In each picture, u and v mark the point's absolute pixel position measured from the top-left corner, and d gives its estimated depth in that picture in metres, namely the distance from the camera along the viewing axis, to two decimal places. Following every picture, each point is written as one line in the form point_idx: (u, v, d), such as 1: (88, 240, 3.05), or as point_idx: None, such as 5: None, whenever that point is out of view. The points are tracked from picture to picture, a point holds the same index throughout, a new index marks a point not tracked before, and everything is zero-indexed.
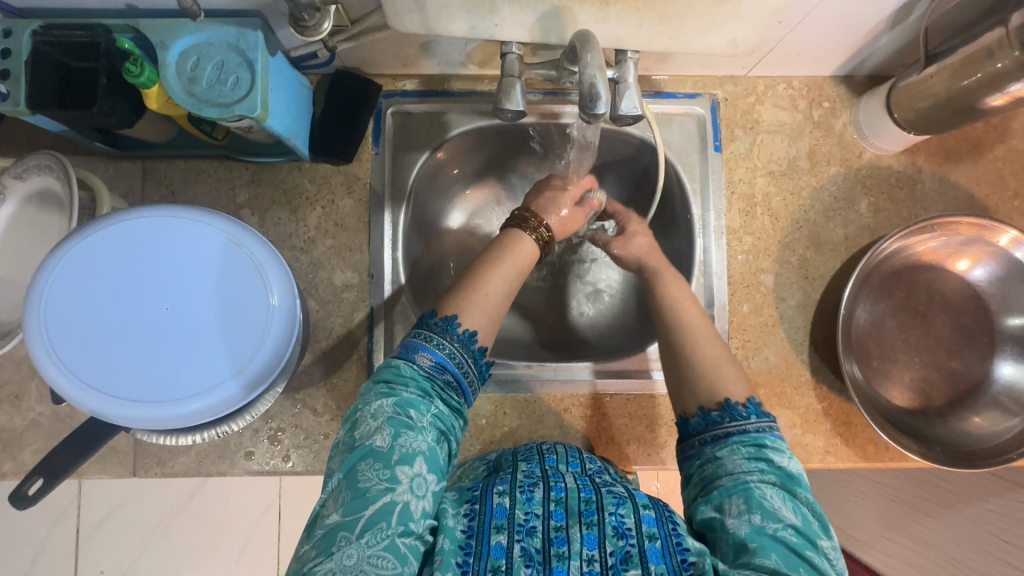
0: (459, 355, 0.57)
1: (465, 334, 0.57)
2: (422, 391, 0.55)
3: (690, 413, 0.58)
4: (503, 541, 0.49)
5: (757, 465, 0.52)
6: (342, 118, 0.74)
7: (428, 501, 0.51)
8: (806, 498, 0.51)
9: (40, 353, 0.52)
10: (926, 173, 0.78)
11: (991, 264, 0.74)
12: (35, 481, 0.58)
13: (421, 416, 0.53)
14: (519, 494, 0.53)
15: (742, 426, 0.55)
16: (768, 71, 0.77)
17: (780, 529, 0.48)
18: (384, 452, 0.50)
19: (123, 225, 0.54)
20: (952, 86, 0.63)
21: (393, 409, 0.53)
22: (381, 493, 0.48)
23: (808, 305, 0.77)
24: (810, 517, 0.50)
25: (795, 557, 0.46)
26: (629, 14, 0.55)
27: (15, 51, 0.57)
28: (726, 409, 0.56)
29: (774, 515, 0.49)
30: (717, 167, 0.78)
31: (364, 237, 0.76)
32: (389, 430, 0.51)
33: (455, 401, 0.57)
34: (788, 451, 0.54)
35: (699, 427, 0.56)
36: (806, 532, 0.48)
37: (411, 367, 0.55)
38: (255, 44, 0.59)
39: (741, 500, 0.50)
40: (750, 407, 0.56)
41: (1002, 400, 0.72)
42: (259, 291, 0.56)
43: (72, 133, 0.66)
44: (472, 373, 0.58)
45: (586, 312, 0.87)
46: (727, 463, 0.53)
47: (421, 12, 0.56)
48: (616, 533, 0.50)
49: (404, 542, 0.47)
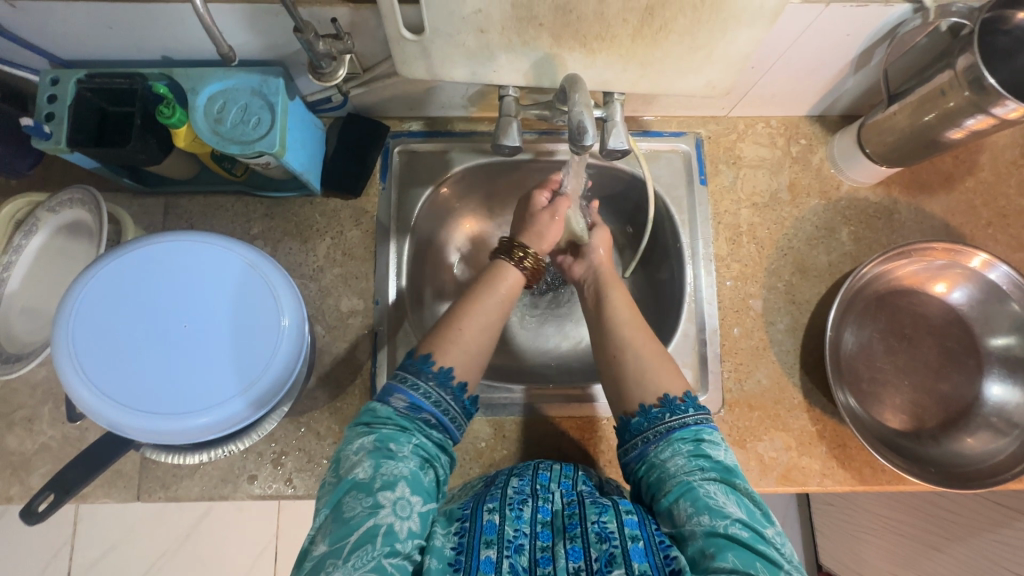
0: (436, 395, 0.58)
1: (439, 372, 0.59)
2: (400, 427, 0.56)
3: (631, 412, 0.59)
4: (492, 556, 0.50)
5: (698, 463, 0.54)
6: (353, 157, 0.80)
7: (414, 522, 0.51)
8: (744, 488, 0.54)
9: (63, 361, 0.56)
10: (901, 204, 0.82)
11: (969, 287, 0.78)
12: (45, 497, 0.63)
13: (402, 447, 0.55)
14: (508, 511, 0.54)
15: (683, 420, 0.57)
16: (747, 111, 0.84)
17: (729, 525, 0.49)
18: (366, 482, 0.51)
19: (152, 246, 0.59)
20: (914, 122, 0.68)
21: (373, 444, 0.54)
22: (365, 518, 0.49)
23: (797, 329, 0.79)
24: (752, 508, 0.52)
25: (748, 551, 0.47)
26: (613, 60, 0.61)
27: (60, 96, 0.63)
28: (666, 404, 0.58)
29: (721, 512, 0.50)
30: (703, 200, 0.83)
31: (370, 266, 0.80)
32: (370, 462, 0.53)
33: (437, 436, 0.58)
34: (723, 444, 0.57)
35: (643, 426, 0.57)
36: (753, 524, 0.50)
37: (387, 408, 0.57)
38: (276, 89, 0.65)
39: (689, 502, 0.52)
40: (687, 400, 0.58)
41: (993, 420, 0.73)
42: (272, 311, 0.59)
43: (103, 169, 0.72)
44: (452, 409, 0.59)
45: (584, 340, 0.90)
46: (670, 465, 0.55)
47: (426, 60, 0.62)
48: (599, 538, 0.51)
49: (390, 562, 0.48)
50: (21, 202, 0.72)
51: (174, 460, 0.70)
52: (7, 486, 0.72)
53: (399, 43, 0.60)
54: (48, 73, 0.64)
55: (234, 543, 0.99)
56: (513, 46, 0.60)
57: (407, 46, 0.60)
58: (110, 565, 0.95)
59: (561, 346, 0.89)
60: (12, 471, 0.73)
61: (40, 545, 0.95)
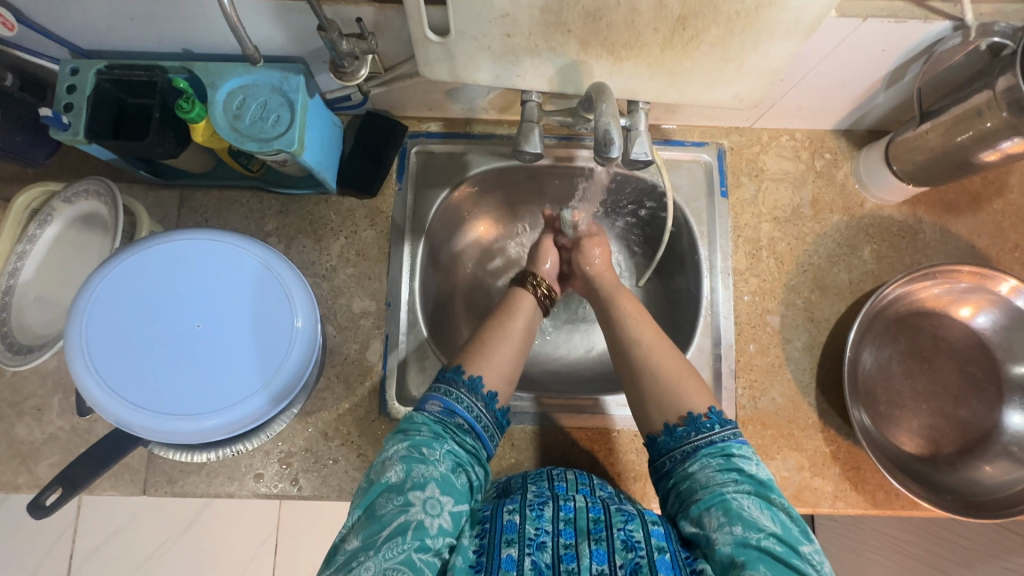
0: (467, 400, 0.59)
1: (471, 380, 0.60)
2: (434, 433, 0.56)
3: (656, 432, 0.59)
4: (514, 555, 0.49)
5: (729, 476, 0.53)
6: (369, 156, 0.79)
7: (445, 520, 0.50)
8: (781, 503, 0.52)
9: (76, 361, 0.55)
10: (926, 223, 0.81)
11: (994, 312, 0.76)
12: (52, 492, 0.63)
13: (434, 451, 0.54)
14: (528, 512, 0.53)
15: (709, 438, 0.56)
16: (772, 123, 0.82)
17: (763, 538, 0.48)
18: (398, 483, 0.52)
19: (164, 246, 0.58)
20: (947, 141, 0.67)
21: (406, 449, 0.54)
22: (396, 515, 0.49)
23: (814, 347, 0.78)
24: (789, 523, 0.50)
25: (781, 566, 0.46)
26: (640, 69, 0.60)
27: (79, 86, 0.62)
28: (691, 422, 0.57)
29: (754, 525, 0.49)
30: (723, 212, 0.82)
31: (383, 267, 0.79)
32: (401, 465, 0.53)
33: (470, 445, 0.58)
34: (755, 459, 0.55)
35: (669, 445, 0.57)
36: (787, 540, 0.48)
37: (422, 415, 0.58)
38: (297, 86, 0.64)
39: (720, 512, 0.51)
40: (712, 417, 0.57)
41: (1012, 449, 0.71)
42: (285, 313, 0.59)
43: (121, 161, 0.71)
44: (485, 418, 0.60)
45: (595, 348, 0.89)
46: (700, 477, 0.54)
47: (450, 62, 0.61)
48: (625, 546, 0.50)
49: (420, 557, 0.47)
50: (37, 192, 0.72)
51: (181, 458, 0.70)
52: (14, 475, 0.72)
53: (423, 44, 0.58)
54: (68, 63, 0.63)
55: (236, 537, 1.00)
56: (539, 52, 0.59)
57: (431, 48, 0.59)
58: (112, 555, 0.95)
59: (575, 353, 0.89)
60: (20, 461, 0.72)
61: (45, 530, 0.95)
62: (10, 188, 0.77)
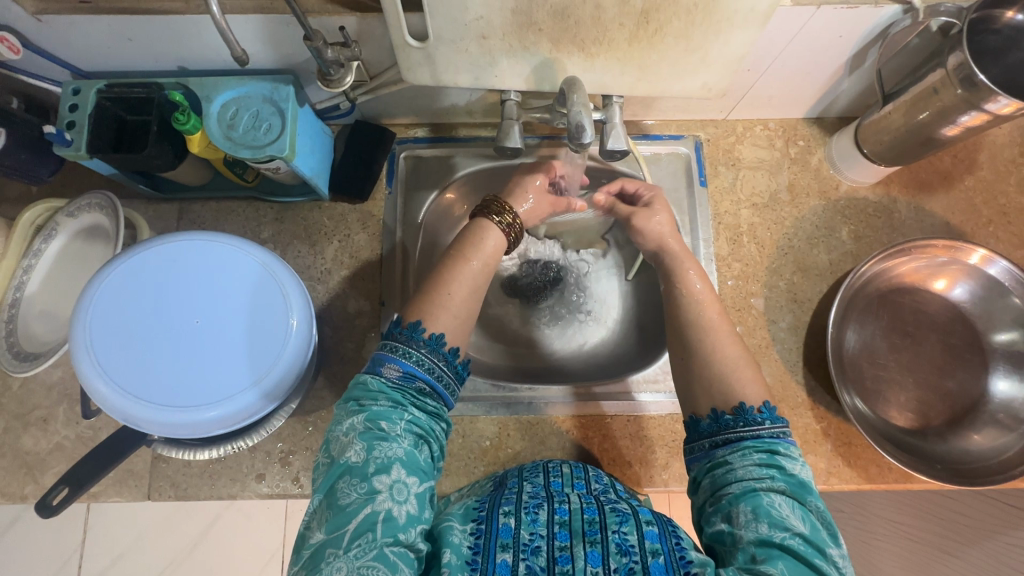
0: (427, 361, 0.58)
1: (431, 339, 0.59)
2: (392, 403, 0.56)
3: (700, 414, 0.59)
4: (508, 559, 0.50)
5: (768, 472, 0.52)
6: (360, 163, 0.82)
7: (411, 506, 0.51)
8: (816, 507, 0.51)
9: (79, 355, 0.57)
10: (900, 203, 0.83)
11: (970, 283, 0.78)
12: (59, 491, 0.65)
13: (394, 426, 0.54)
14: (524, 515, 0.54)
15: (757, 432, 0.55)
16: (745, 114, 0.85)
17: (788, 538, 0.48)
18: (360, 466, 0.51)
19: (166, 246, 0.61)
20: (910, 120, 0.69)
21: (364, 424, 0.54)
22: (362, 504, 0.49)
23: (800, 327, 0.80)
24: (819, 526, 0.50)
25: (803, 568, 0.46)
26: (611, 63, 0.63)
27: (82, 105, 0.66)
28: (740, 413, 0.56)
29: (782, 524, 0.48)
30: (703, 201, 0.84)
31: (377, 267, 0.82)
32: (361, 444, 0.52)
33: (432, 407, 0.58)
34: (800, 459, 0.54)
35: (711, 429, 0.57)
36: (814, 541, 0.48)
37: (378, 381, 0.57)
38: (287, 95, 0.67)
39: (749, 508, 0.50)
40: (764, 412, 0.56)
41: (999, 417, 0.73)
42: (281, 309, 0.61)
43: (122, 176, 0.75)
44: (445, 377, 0.59)
45: (590, 341, 0.90)
46: (737, 468, 0.53)
47: (431, 66, 0.64)
48: (619, 550, 0.50)
49: (393, 551, 0.47)
50: (42, 208, 0.75)
51: (184, 457, 0.72)
52: (22, 485, 0.73)
53: (404, 50, 0.62)
54: (70, 84, 0.67)
55: (241, 551, 1.00)
56: (514, 51, 0.62)
57: (412, 53, 0.62)
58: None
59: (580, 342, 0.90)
60: (27, 471, 0.74)
61: (50, 553, 0.95)
62: (16, 209, 0.80)
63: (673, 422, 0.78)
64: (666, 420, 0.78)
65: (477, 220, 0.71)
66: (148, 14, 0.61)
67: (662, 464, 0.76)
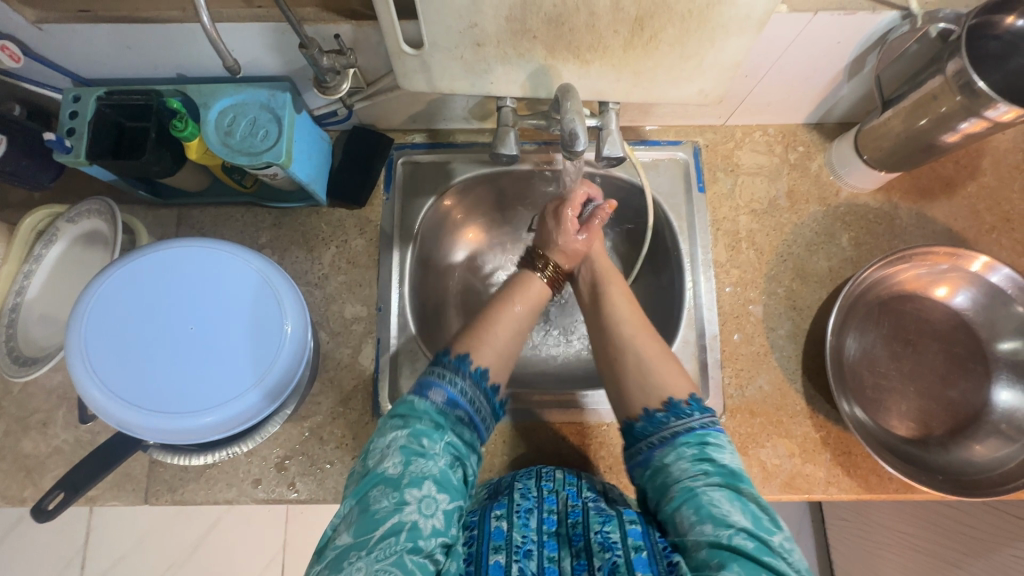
0: (471, 393, 0.58)
1: (476, 372, 0.59)
2: (434, 424, 0.56)
3: (634, 416, 0.58)
4: (501, 561, 0.50)
5: (701, 468, 0.52)
6: (358, 168, 0.82)
7: (439, 520, 0.50)
8: (752, 493, 0.51)
9: (75, 360, 0.58)
10: (902, 210, 0.82)
11: (972, 290, 0.77)
12: (55, 496, 0.65)
13: (432, 445, 0.54)
14: (516, 519, 0.54)
15: (687, 424, 0.55)
16: (744, 119, 0.85)
17: (734, 535, 0.47)
18: (395, 477, 0.51)
19: (166, 253, 0.61)
20: (909, 126, 0.69)
21: (405, 440, 0.55)
22: (390, 514, 0.49)
23: (798, 334, 0.79)
24: (760, 513, 0.49)
25: (752, 563, 0.45)
26: (606, 70, 0.63)
27: (82, 112, 0.67)
28: (671, 407, 0.56)
29: (725, 521, 0.48)
30: (701, 207, 0.84)
31: (374, 273, 0.82)
32: (399, 458, 0.53)
33: (469, 435, 0.58)
34: (730, 447, 0.55)
35: (646, 431, 0.56)
36: (759, 533, 0.47)
37: (424, 403, 0.57)
38: (284, 102, 0.68)
39: (691, 510, 0.50)
40: (692, 404, 0.56)
41: (1002, 427, 0.72)
42: (276, 316, 0.61)
43: (121, 182, 0.75)
44: (484, 409, 0.60)
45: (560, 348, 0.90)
46: (674, 470, 0.53)
47: (426, 73, 0.64)
48: (602, 548, 0.51)
49: (412, 559, 0.47)
50: (43, 214, 0.76)
51: (179, 462, 0.72)
52: (21, 488, 0.74)
53: (400, 57, 0.62)
54: (70, 91, 0.67)
55: (241, 555, 1.00)
56: (509, 58, 0.62)
57: (407, 61, 0.62)
58: None
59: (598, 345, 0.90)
60: (26, 474, 0.75)
61: (51, 557, 0.96)
62: (18, 214, 0.81)
63: None
64: None
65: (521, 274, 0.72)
66: (146, 22, 0.61)
67: None
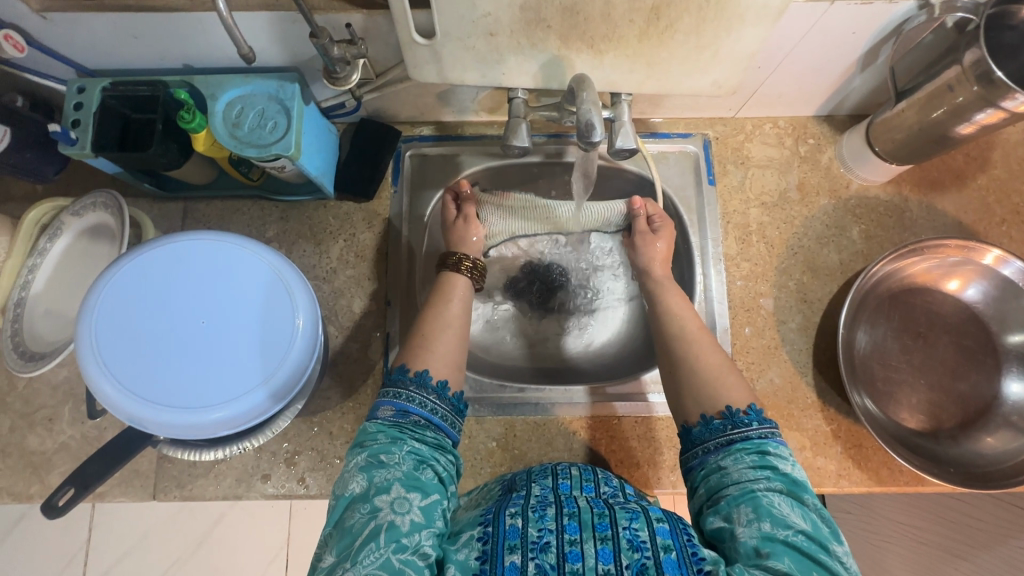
0: (418, 396, 0.60)
1: (416, 376, 0.61)
2: (392, 437, 0.57)
3: (691, 421, 0.60)
4: (517, 561, 0.48)
5: (762, 473, 0.53)
6: (365, 160, 0.81)
7: (416, 515, 0.51)
8: (814, 504, 0.52)
9: (84, 354, 0.57)
10: (912, 202, 0.82)
11: (982, 283, 0.77)
12: (64, 492, 0.65)
13: (394, 455, 0.55)
14: (531, 514, 0.52)
15: (746, 433, 0.56)
16: (755, 112, 0.84)
17: (791, 535, 0.48)
18: (362, 492, 0.52)
19: (172, 247, 0.60)
20: (923, 118, 0.68)
21: (365, 458, 0.55)
22: (366, 523, 0.49)
23: (809, 328, 0.79)
24: (820, 523, 0.50)
25: (808, 562, 0.46)
26: (621, 61, 0.63)
27: (86, 104, 0.65)
28: (728, 415, 0.57)
29: (784, 522, 0.49)
30: (712, 200, 0.83)
31: (382, 267, 0.81)
32: (363, 475, 0.53)
33: (432, 438, 0.58)
34: (791, 458, 0.55)
35: (703, 435, 0.58)
36: (817, 537, 0.48)
37: (376, 422, 0.58)
38: (292, 94, 0.67)
39: (749, 508, 0.50)
40: (751, 413, 0.57)
41: (1013, 419, 0.72)
42: (287, 311, 0.60)
43: (126, 175, 0.74)
44: (441, 409, 0.61)
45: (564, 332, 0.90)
46: (732, 472, 0.54)
47: (437, 64, 0.63)
48: (631, 546, 0.49)
49: (398, 557, 0.47)
50: (47, 208, 0.75)
51: (189, 458, 0.71)
52: (27, 484, 0.73)
53: (411, 47, 0.61)
54: (75, 82, 0.66)
55: (248, 551, 0.99)
56: (522, 49, 0.61)
57: (418, 50, 0.62)
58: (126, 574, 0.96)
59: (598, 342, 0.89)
60: (33, 471, 0.74)
61: (57, 553, 0.95)
62: (21, 208, 0.80)
63: None
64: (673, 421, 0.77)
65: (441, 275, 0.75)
66: (154, 12, 0.60)
67: (671, 466, 0.75)
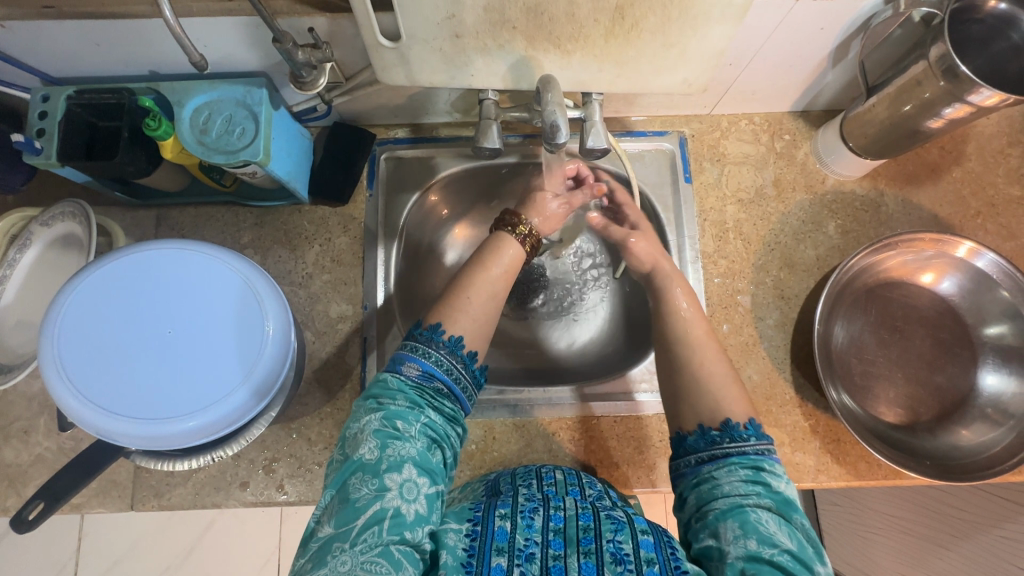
0: (447, 363, 0.58)
1: (450, 341, 0.59)
2: (411, 403, 0.55)
3: (686, 430, 0.58)
4: (503, 564, 0.48)
5: (754, 488, 0.51)
6: (339, 164, 0.81)
7: (420, 505, 0.50)
8: (801, 524, 0.51)
9: (49, 368, 0.56)
10: (888, 196, 0.82)
11: (957, 276, 0.77)
12: (35, 506, 0.64)
13: (410, 426, 0.53)
14: (519, 519, 0.53)
15: (742, 448, 0.54)
16: (730, 108, 0.84)
17: (776, 554, 0.47)
18: (373, 463, 0.51)
19: (137, 256, 0.60)
20: (894, 113, 0.68)
21: (380, 422, 0.53)
22: (372, 501, 0.48)
23: (787, 324, 0.79)
24: (806, 543, 0.49)
25: None
26: (589, 61, 0.62)
27: (50, 112, 0.65)
28: (726, 428, 0.56)
29: (770, 540, 0.48)
30: (689, 197, 0.83)
31: (359, 271, 0.81)
32: (376, 442, 0.52)
33: (448, 410, 0.58)
34: (785, 476, 0.54)
35: (698, 445, 0.56)
36: (802, 558, 0.47)
37: (398, 379, 0.57)
38: (260, 99, 0.66)
39: (736, 524, 0.49)
40: (749, 428, 0.56)
41: (988, 411, 0.72)
42: (256, 317, 0.60)
43: (96, 184, 0.73)
44: (463, 379, 0.60)
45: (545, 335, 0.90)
46: (724, 484, 0.53)
47: (405, 66, 0.63)
48: (613, 559, 0.49)
49: (399, 548, 0.46)
50: (16, 217, 0.74)
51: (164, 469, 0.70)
52: (4, 497, 0.73)
53: (377, 50, 0.61)
54: (39, 91, 0.65)
55: (235, 558, 0.99)
56: (489, 50, 0.61)
57: (385, 53, 0.61)
58: None
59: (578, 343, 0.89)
60: (9, 483, 0.73)
61: (41, 565, 0.95)
62: None
63: (660, 421, 0.77)
64: (652, 420, 0.77)
65: (496, 234, 0.70)
66: (114, 19, 0.59)
67: (650, 464, 0.76)
